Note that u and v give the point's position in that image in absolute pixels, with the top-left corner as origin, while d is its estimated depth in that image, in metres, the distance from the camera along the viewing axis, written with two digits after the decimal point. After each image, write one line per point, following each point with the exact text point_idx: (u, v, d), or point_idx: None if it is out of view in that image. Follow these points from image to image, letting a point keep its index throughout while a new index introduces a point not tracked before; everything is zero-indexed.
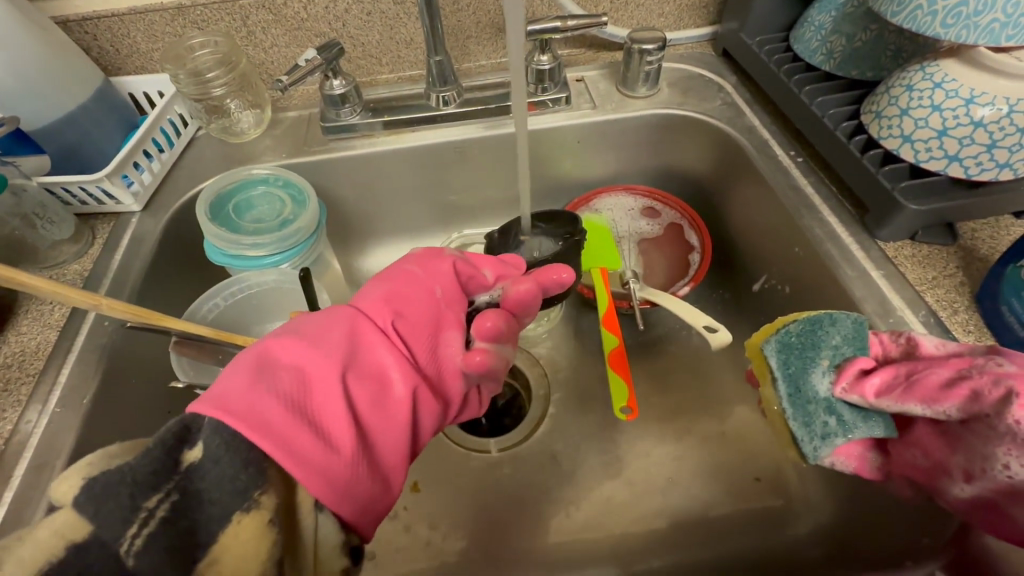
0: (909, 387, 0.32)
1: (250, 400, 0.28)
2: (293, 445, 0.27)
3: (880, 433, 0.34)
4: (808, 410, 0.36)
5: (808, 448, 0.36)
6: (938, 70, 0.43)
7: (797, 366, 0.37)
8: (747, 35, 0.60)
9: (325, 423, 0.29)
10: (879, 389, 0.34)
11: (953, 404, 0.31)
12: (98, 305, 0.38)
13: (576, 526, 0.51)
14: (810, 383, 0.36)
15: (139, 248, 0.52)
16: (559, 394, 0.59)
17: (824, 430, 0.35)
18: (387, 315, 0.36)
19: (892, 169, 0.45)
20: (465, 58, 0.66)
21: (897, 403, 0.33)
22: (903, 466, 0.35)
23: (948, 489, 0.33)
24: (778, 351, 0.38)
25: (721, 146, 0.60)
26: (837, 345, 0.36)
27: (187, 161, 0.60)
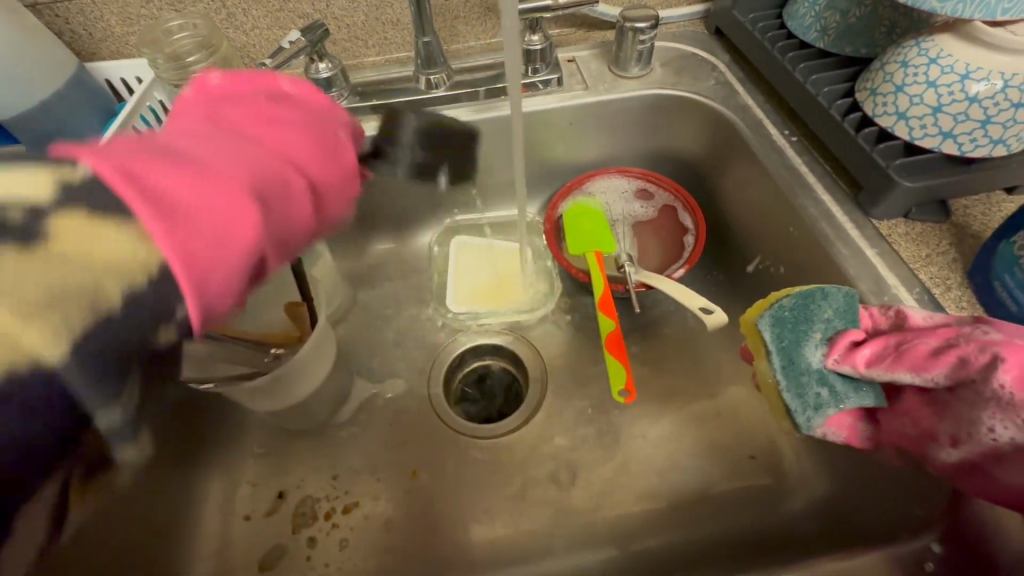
0: (898, 356, 0.33)
1: (207, 221, 0.25)
2: (231, 287, 0.26)
3: (870, 403, 0.35)
4: (801, 381, 0.36)
5: (802, 419, 0.36)
6: (933, 45, 0.42)
7: (790, 339, 0.37)
8: (740, 13, 0.60)
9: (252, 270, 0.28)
10: (869, 359, 0.34)
11: (941, 371, 0.31)
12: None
13: (576, 510, 0.51)
14: (803, 355, 0.36)
15: None
16: (555, 379, 0.59)
17: (816, 401, 0.35)
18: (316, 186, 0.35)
19: (886, 146, 0.45)
20: (453, 39, 0.64)
21: (886, 372, 0.33)
22: (891, 434, 0.35)
23: (935, 454, 0.33)
24: (771, 325, 0.38)
25: (714, 126, 0.60)
26: (830, 318, 0.36)
27: None
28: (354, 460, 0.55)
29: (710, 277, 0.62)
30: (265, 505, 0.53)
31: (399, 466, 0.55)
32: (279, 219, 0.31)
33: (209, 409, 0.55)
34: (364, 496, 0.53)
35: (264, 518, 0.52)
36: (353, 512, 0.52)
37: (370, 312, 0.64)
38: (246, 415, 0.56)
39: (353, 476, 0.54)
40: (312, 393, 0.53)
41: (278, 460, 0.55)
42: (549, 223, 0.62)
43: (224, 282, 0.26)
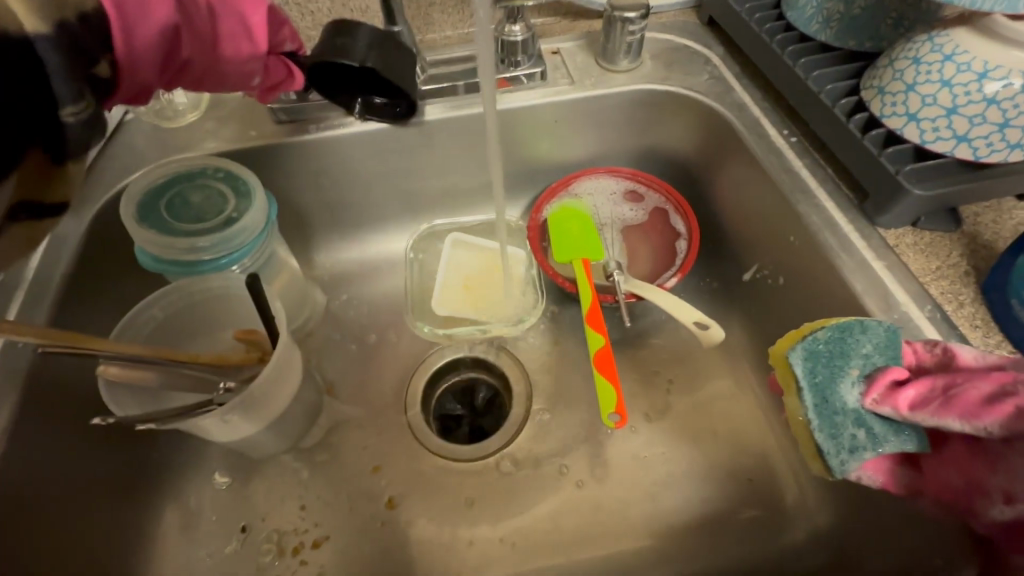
0: (947, 402, 0.30)
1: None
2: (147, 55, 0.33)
3: (912, 448, 0.33)
4: (836, 421, 0.33)
5: (835, 462, 0.33)
6: (948, 40, 0.39)
7: (824, 375, 0.34)
8: (736, 2, 0.56)
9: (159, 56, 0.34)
10: (914, 402, 0.32)
11: (996, 421, 0.29)
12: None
13: (565, 539, 0.48)
14: (839, 393, 0.34)
15: (58, 253, 0.45)
16: (541, 396, 0.55)
17: (852, 443, 0.33)
18: (253, 34, 0.40)
19: (896, 150, 0.42)
20: (428, 28, 0.59)
21: (933, 418, 0.31)
22: (936, 484, 0.33)
23: (985, 511, 0.32)
24: (803, 359, 0.35)
25: (708, 124, 0.56)
26: (868, 354, 0.34)
27: (113, 151, 0.52)
28: (324, 488, 0.51)
29: (703, 285, 0.58)
30: (226, 541, 0.48)
31: (373, 495, 0.51)
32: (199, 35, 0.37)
33: (164, 438, 0.50)
34: (335, 529, 0.49)
35: (226, 558, 0.48)
36: (324, 547, 0.48)
37: (343, 325, 0.60)
38: (205, 443, 0.52)
39: (324, 507, 0.50)
40: (278, 418, 0.48)
41: (242, 491, 0.50)
42: (534, 228, 0.58)
43: (139, 43, 0.32)
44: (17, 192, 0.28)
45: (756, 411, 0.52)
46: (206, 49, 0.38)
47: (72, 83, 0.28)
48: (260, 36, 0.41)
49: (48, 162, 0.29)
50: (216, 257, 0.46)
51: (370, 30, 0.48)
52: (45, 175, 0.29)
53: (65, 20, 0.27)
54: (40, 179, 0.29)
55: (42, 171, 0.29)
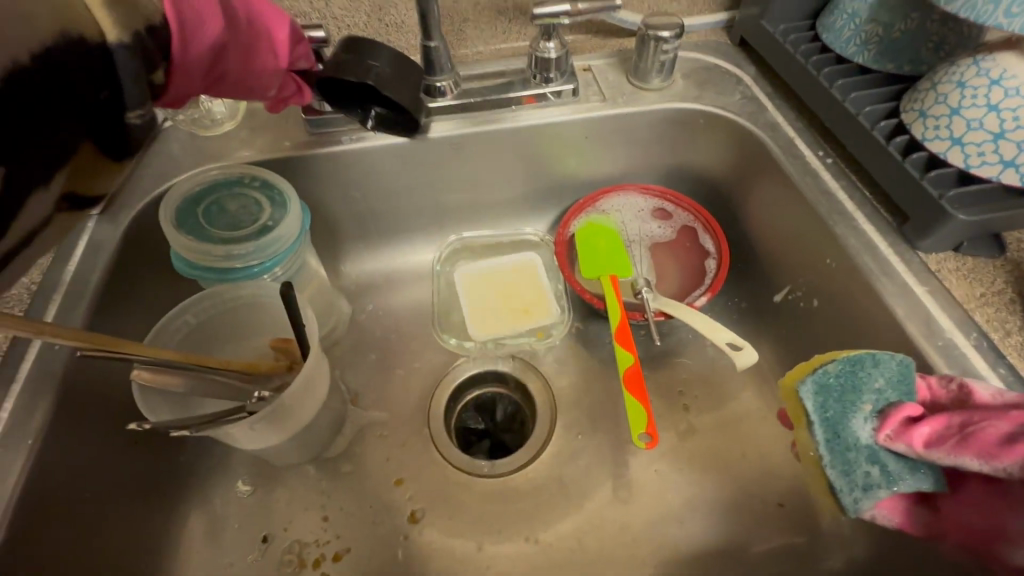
0: (964, 440, 0.30)
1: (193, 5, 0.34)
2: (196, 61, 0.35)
3: (927, 487, 0.32)
4: (848, 458, 0.33)
5: (848, 499, 0.33)
6: (994, 65, 0.39)
7: (835, 410, 0.34)
8: (769, 23, 0.56)
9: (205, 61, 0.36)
10: (928, 439, 0.31)
11: (1016, 463, 0.28)
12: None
13: (590, 560, 0.47)
14: (851, 429, 0.33)
15: (95, 258, 0.46)
16: (567, 413, 0.55)
17: (866, 481, 0.32)
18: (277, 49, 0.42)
19: (938, 175, 0.41)
20: (461, 43, 0.60)
21: (950, 456, 0.30)
22: (954, 525, 0.33)
23: (1007, 554, 0.31)
24: (814, 394, 0.35)
25: (739, 144, 0.56)
26: (880, 390, 0.33)
27: (151, 157, 0.53)
28: (347, 499, 0.50)
29: (732, 305, 0.58)
30: (247, 550, 0.48)
31: (396, 508, 0.50)
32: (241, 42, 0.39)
33: (189, 444, 0.50)
34: (357, 542, 0.48)
35: (245, 566, 0.47)
36: (345, 560, 0.48)
37: (368, 335, 0.60)
38: (229, 450, 0.52)
39: (346, 519, 0.49)
40: (305, 427, 0.48)
41: (264, 500, 0.50)
42: (560, 244, 0.58)
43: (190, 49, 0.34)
44: (67, 182, 0.28)
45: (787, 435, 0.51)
46: (245, 59, 0.40)
47: (139, 87, 0.30)
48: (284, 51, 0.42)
49: (101, 156, 0.30)
50: (249, 265, 0.46)
51: (391, 53, 0.49)
52: (95, 167, 0.30)
53: (138, 32, 0.29)
54: (89, 172, 0.29)
55: (93, 162, 0.29)
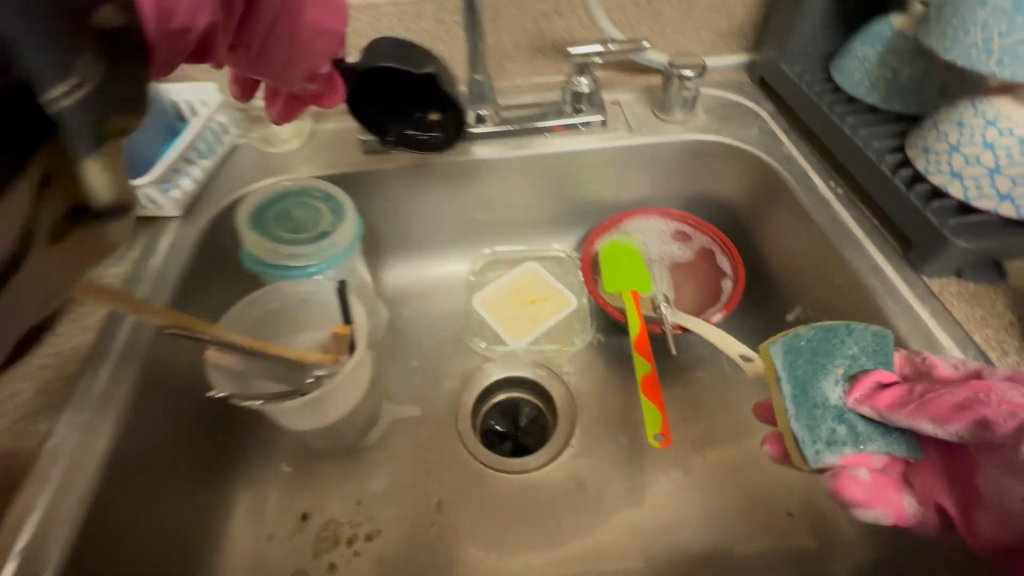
0: (922, 405, 0.33)
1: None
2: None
3: (897, 451, 0.34)
4: (815, 413, 0.35)
5: (809, 450, 0.34)
6: (990, 107, 0.42)
7: (805, 369, 0.37)
8: (786, 64, 0.61)
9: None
10: (892, 403, 0.34)
11: (965, 427, 0.31)
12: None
13: (602, 555, 0.50)
14: (821, 389, 0.36)
15: (177, 253, 0.52)
16: (586, 418, 0.58)
17: (830, 436, 0.34)
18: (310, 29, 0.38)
19: (940, 205, 0.45)
20: (502, 77, 0.66)
21: (909, 419, 0.33)
22: (929, 499, 0.34)
23: (973, 523, 0.33)
24: (785, 352, 0.38)
25: (756, 173, 0.60)
26: (854, 355, 0.37)
27: (226, 169, 0.60)
28: (379, 485, 0.54)
29: (747, 323, 0.61)
30: (288, 526, 0.52)
31: (423, 496, 0.54)
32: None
33: (241, 425, 0.55)
34: (387, 524, 0.52)
35: (286, 540, 0.51)
36: (375, 540, 0.51)
37: (404, 337, 0.65)
38: (275, 433, 0.56)
39: (378, 503, 0.53)
40: (346, 414, 0.53)
41: (305, 482, 0.54)
42: (586, 258, 0.62)
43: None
44: (72, 196, 0.28)
45: None
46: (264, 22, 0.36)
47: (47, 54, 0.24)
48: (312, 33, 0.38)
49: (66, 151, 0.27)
50: (300, 266, 0.51)
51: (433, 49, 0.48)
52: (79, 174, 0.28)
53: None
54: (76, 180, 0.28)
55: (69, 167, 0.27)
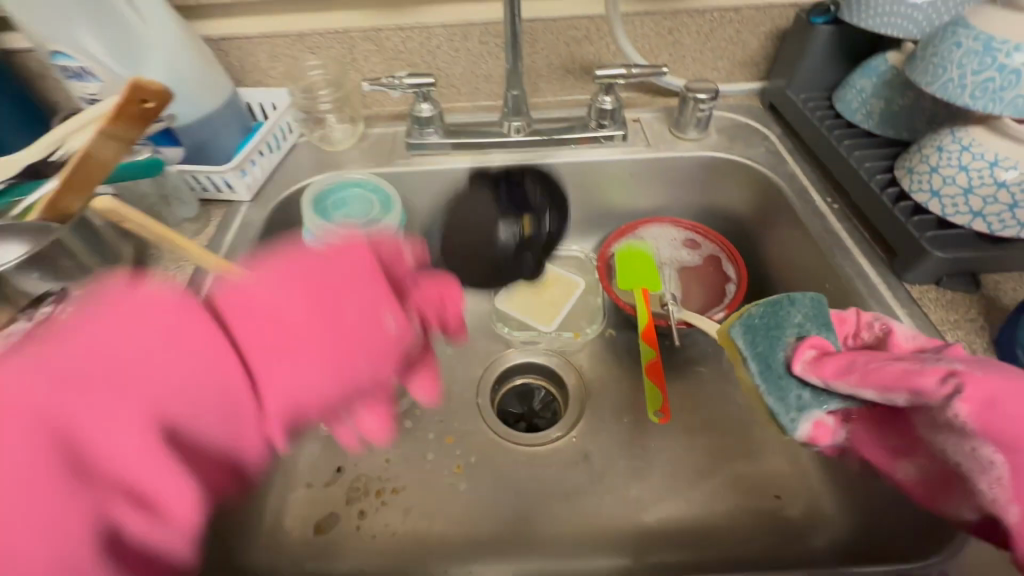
0: (866, 374, 0.36)
1: (83, 387, 0.23)
2: (229, 448, 0.28)
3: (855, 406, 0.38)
4: (780, 383, 0.39)
5: (786, 420, 0.38)
6: (966, 135, 0.48)
7: (764, 345, 0.41)
8: (793, 91, 0.67)
9: (214, 396, 0.26)
10: (837, 371, 0.37)
11: (903, 394, 0.34)
12: (59, 140, 0.47)
13: (605, 521, 0.55)
14: (777, 360, 0.40)
15: (247, 231, 0.60)
16: (595, 401, 0.64)
17: (799, 403, 0.38)
18: (344, 333, 0.29)
19: (920, 219, 0.50)
20: (534, 93, 0.74)
21: (853, 387, 0.36)
22: (863, 446, 0.41)
23: (903, 466, 0.39)
24: (744, 332, 0.42)
25: (761, 189, 0.66)
26: (801, 323, 0.41)
27: (288, 163, 0.69)
28: (407, 447, 0.61)
29: None
30: (324, 476, 0.59)
31: (445, 460, 0.60)
32: (206, 348, 0.26)
33: None
34: (412, 482, 0.58)
35: (322, 488, 0.58)
36: (401, 495, 0.58)
37: None
38: None
39: (404, 463, 0.60)
40: None
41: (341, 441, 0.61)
42: (602, 260, 0.68)
43: (154, 463, 0.24)
44: None
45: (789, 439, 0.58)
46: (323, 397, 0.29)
47: None
48: (345, 335, 0.29)
49: None
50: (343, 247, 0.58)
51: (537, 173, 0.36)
52: None
53: None
54: None
55: None
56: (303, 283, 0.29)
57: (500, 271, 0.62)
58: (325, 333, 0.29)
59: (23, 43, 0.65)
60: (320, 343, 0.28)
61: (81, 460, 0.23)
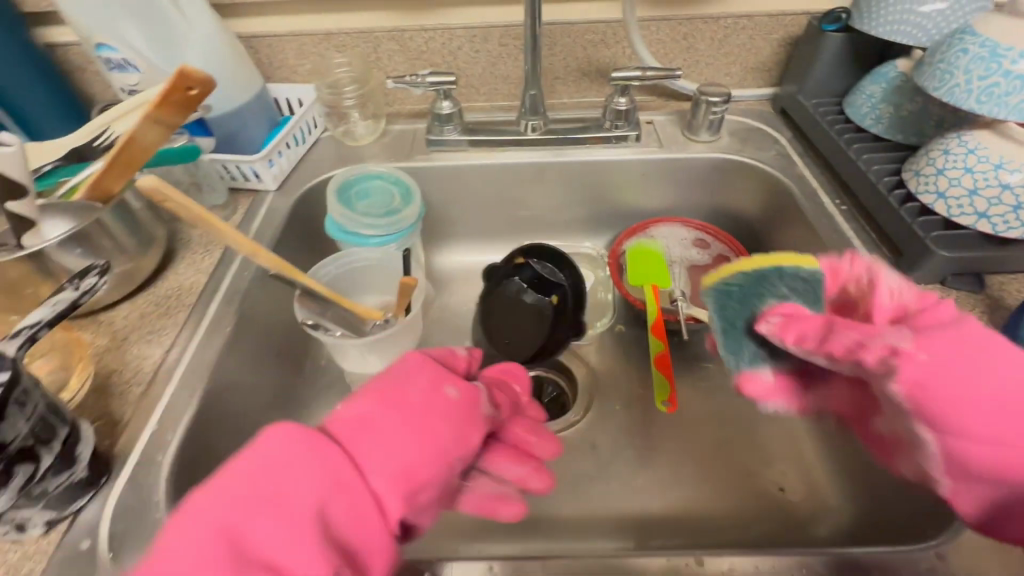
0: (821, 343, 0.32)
1: (236, 508, 0.27)
2: (359, 542, 0.29)
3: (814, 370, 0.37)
4: (738, 343, 0.37)
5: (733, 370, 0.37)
6: (972, 138, 0.49)
7: (734, 310, 0.37)
8: (804, 97, 0.69)
9: (340, 482, 0.29)
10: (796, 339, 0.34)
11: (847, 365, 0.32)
12: (108, 123, 0.51)
13: (612, 508, 0.56)
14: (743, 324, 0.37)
15: (273, 219, 0.63)
16: (604, 393, 0.65)
17: (751, 358, 0.37)
18: (422, 408, 0.35)
19: (926, 220, 0.52)
20: (551, 95, 0.76)
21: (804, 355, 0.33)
22: (834, 399, 0.39)
23: (874, 421, 0.38)
24: (716, 298, 0.38)
25: (771, 191, 0.68)
26: (787, 292, 0.36)
27: (312, 157, 0.71)
28: None
29: None
30: None
31: None
32: (320, 448, 0.30)
33: (307, 371, 0.64)
34: None
35: None
36: None
37: (448, 313, 0.73)
38: (333, 382, 0.65)
39: None
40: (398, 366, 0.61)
41: None
42: (613, 257, 0.69)
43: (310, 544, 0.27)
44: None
45: (794, 435, 0.59)
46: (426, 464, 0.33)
47: None
48: (426, 410, 0.35)
49: None
50: (364, 237, 0.61)
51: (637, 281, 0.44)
52: None
53: None
54: None
55: None
56: (370, 392, 0.36)
57: (545, 314, 0.60)
58: (406, 413, 0.35)
59: (67, 38, 0.68)
60: (407, 423, 0.34)
61: (250, 563, 0.25)
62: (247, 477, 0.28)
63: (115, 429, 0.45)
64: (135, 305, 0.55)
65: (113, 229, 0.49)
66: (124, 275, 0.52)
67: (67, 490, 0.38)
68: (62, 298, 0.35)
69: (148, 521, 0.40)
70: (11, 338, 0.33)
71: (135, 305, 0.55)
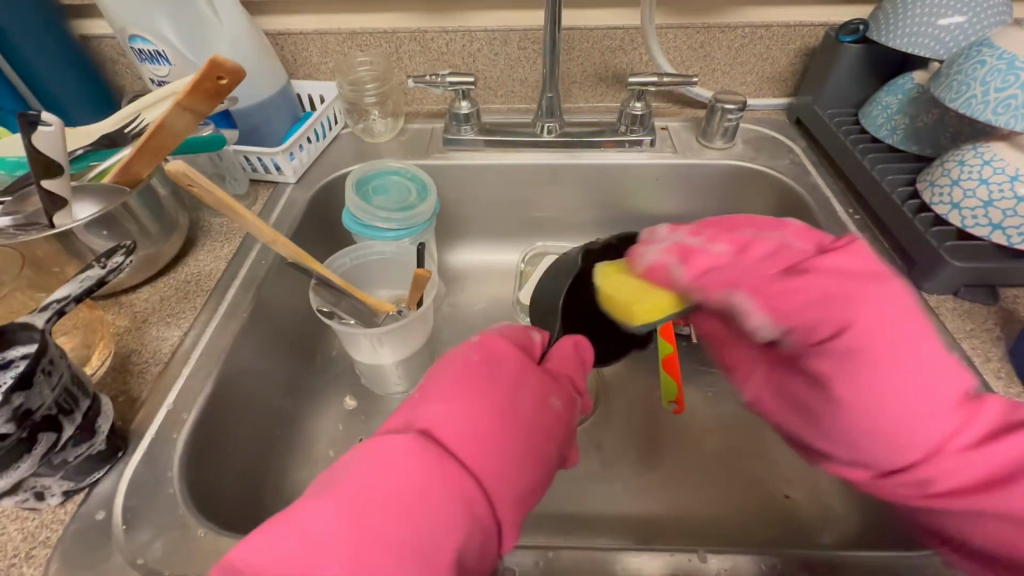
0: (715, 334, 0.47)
1: (377, 531, 0.30)
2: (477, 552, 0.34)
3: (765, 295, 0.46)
4: None
5: None
6: (988, 150, 0.49)
7: None
8: (820, 106, 0.69)
9: (466, 506, 0.33)
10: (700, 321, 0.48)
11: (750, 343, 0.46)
12: (137, 111, 0.54)
13: (616, 508, 0.56)
14: None
15: (292, 210, 0.64)
16: (611, 393, 0.66)
17: None
18: (524, 426, 0.38)
19: (939, 229, 0.52)
20: (568, 99, 0.78)
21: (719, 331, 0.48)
22: None
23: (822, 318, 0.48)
24: None
25: (784, 198, 0.68)
26: None
27: (332, 152, 0.73)
28: None
29: None
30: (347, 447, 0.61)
31: None
32: (441, 477, 0.33)
33: (318, 360, 0.65)
34: None
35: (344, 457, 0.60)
36: None
37: (459, 310, 0.74)
38: (344, 373, 0.66)
39: None
40: (409, 358, 0.62)
41: (364, 414, 0.63)
42: None
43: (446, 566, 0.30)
44: None
45: None
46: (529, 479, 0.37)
47: None
48: (528, 430, 0.38)
49: None
50: (380, 230, 0.62)
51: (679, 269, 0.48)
52: None
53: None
54: None
55: None
56: (476, 406, 0.38)
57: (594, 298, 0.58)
58: (512, 433, 0.37)
59: (103, 30, 0.71)
60: (511, 445, 0.37)
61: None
62: (383, 498, 0.31)
63: (133, 407, 0.46)
64: (155, 288, 0.56)
65: (138, 213, 0.50)
66: (147, 258, 0.54)
67: (86, 462, 0.39)
68: (90, 275, 0.35)
69: (161, 496, 0.41)
70: (41, 311, 0.34)
71: (155, 288, 0.56)
